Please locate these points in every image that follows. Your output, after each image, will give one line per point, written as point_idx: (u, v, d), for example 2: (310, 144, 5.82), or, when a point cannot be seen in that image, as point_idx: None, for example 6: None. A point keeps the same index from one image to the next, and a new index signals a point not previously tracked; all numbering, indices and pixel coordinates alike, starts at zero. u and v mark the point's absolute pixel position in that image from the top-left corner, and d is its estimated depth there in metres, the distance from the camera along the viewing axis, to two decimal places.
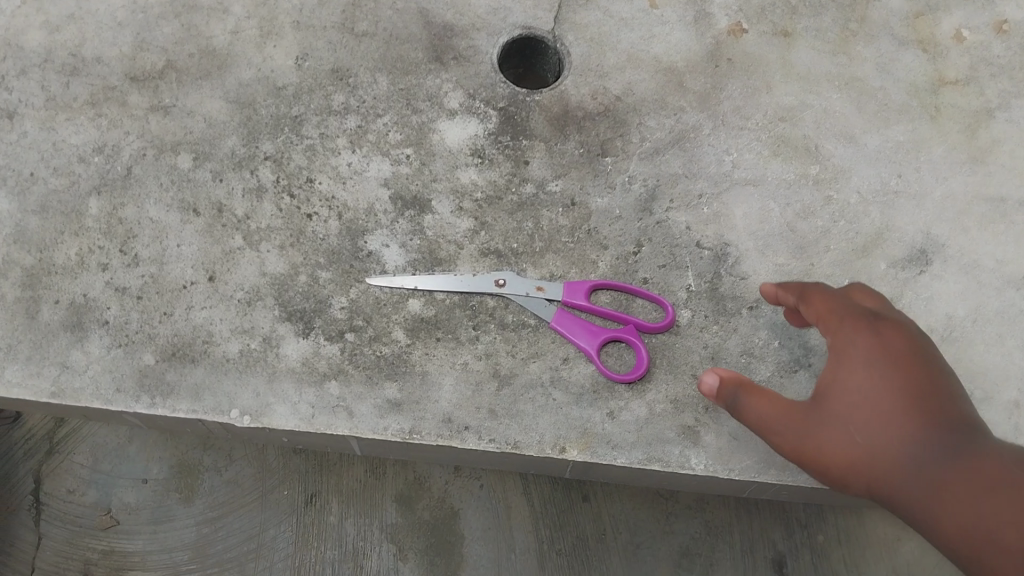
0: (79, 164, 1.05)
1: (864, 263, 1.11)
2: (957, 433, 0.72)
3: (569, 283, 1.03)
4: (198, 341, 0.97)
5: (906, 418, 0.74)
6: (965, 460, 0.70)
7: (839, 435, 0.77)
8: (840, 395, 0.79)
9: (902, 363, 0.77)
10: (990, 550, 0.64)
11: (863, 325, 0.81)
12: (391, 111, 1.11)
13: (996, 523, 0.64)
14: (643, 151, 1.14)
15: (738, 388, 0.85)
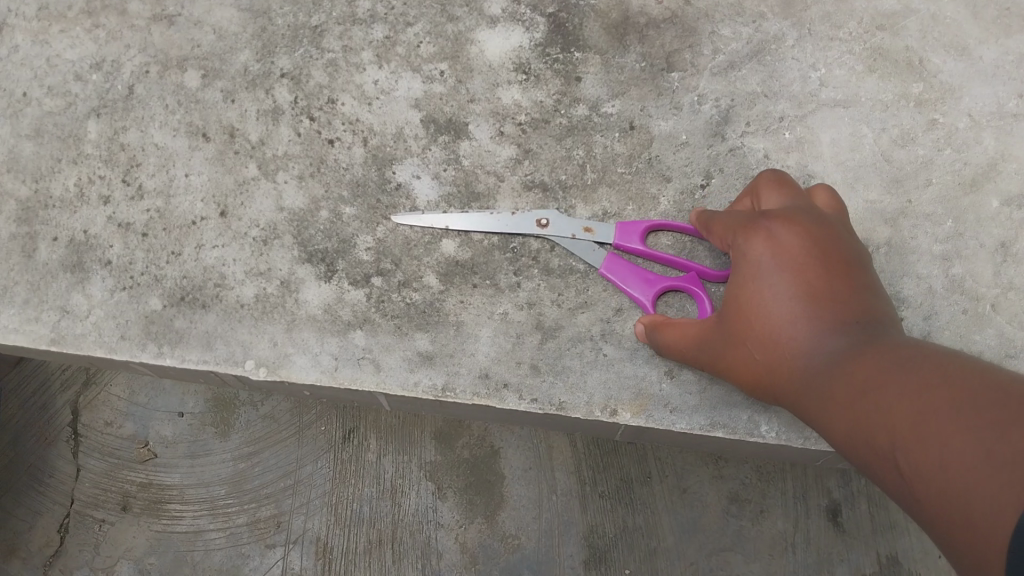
0: (75, 82, 0.94)
1: (974, 201, 0.94)
2: (858, 332, 0.63)
3: (622, 223, 0.89)
4: (210, 284, 0.88)
5: (800, 325, 0.66)
6: (854, 359, 0.60)
7: (739, 355, 0.71)
8: (729, 310, 0.72)
9: (777, 262, 0.69)
10: (872, 461, 0.54)
11: (752, 227, 0.72)
12: (423, 19, 0.96)
13: (867, 427, 0.55)
14: (715, 65, 0.97)
15: (651, 322, 0.82)
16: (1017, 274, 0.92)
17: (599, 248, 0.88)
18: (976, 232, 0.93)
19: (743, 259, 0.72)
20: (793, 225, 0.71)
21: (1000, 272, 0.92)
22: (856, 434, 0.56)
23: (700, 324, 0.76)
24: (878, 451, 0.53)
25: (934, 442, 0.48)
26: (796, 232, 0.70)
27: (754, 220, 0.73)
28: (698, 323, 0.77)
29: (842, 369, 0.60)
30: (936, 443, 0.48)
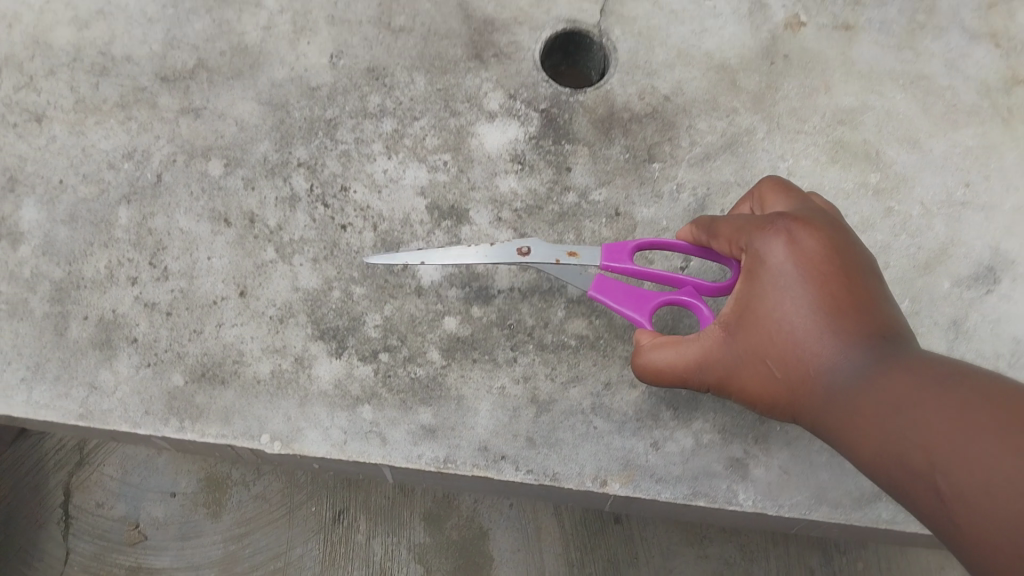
0: (109, 170, 1.02)
1: (928, 281, 1.04)
2: (875, 345, 0.68)
3: (608, 246, 0.91)
4: (228, 361, 0.94)
5: (822, 339, 0.70)
6: (877, 376, 0.65)
7: (756, 365, 0.75)
8: (745, 320, 0.76)
9: (798, 272, 0.73)
10: (903, 476, 0.59)
11: (771, 228, 0.75)
12: (428, 114, 1.06)
13: (898, 442, 0.60)
14: (693, 157, 1.06)
15: (650, 334, 0.84)
16: (969, 349, 1.01)
17: (584, 272, 0.91)
18: (931, 310, 1.02)
19: (770, 266, 0.74)
20: (809, 233, 0.74)
21: (953, 347, 1.01)
22: (886, 447, 0.61)
23: (713, 334, 0.79)
24: (906, 463, 0.59)
25: (970, 457, 0.54)
26: (816, 239, 0.74)
27: (772, 226, 0.76)
28: (710, 332, 0.80)
29: (865, 386, 0.65)
30: (955, 441, 0.55)
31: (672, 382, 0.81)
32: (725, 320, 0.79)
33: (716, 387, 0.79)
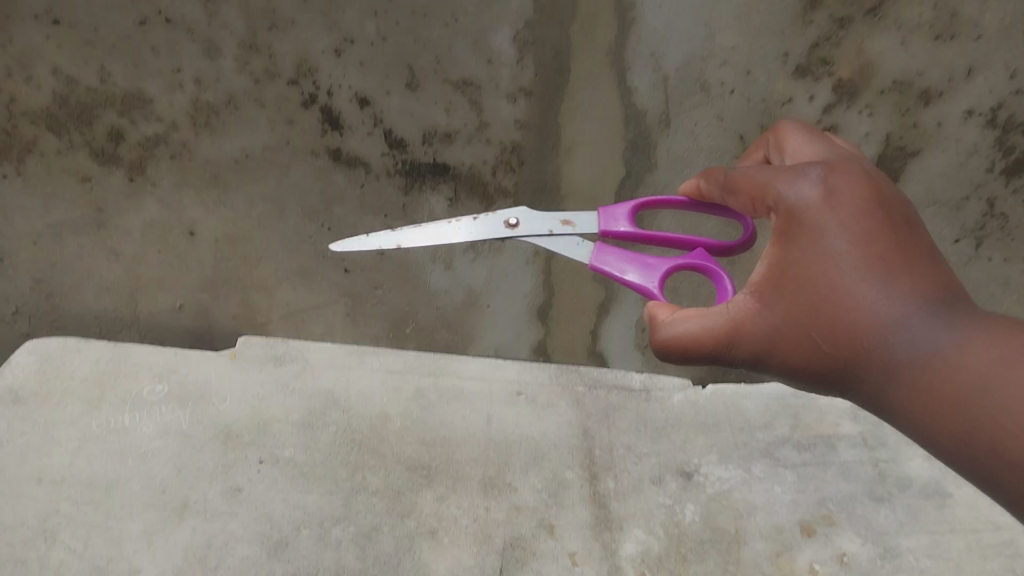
0: None
1: None
2: (945, 310, 0.79)
3: (602, 185, 1.13)
4: None
5: (865, 282, 0.80)
6: (949, 353, 0.76)
7: (820, 258, 0.82)
8: (802, 226, 0.84)
9: (867, 189, 0.84)
10: (941, 410, 0.75)
11: (804, 173, 0.85)
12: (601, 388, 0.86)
13: (941, 386, 0.76)
14: None
15: (727, 190, 0.94)
16: None
17: (583, 242, 1.10)
18: None
19: (829, 164, 0.87)
20: (855, 169, 0.86)
21: None
22: (934, 394, 0.76)
23: (756, 294, 0.86)
24: (954, 406, 0.74)
25: (982, 433, 0.71)
26: (861, 172, 0.86)
27: (807, 174, 0.85)
28: (747, 298, 0.87)
29: (936, 356, 0.77)
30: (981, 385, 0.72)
31: (707, 351, 0.87)
32: (764, 283, 0.86)
33: (754, 357, 0.86)
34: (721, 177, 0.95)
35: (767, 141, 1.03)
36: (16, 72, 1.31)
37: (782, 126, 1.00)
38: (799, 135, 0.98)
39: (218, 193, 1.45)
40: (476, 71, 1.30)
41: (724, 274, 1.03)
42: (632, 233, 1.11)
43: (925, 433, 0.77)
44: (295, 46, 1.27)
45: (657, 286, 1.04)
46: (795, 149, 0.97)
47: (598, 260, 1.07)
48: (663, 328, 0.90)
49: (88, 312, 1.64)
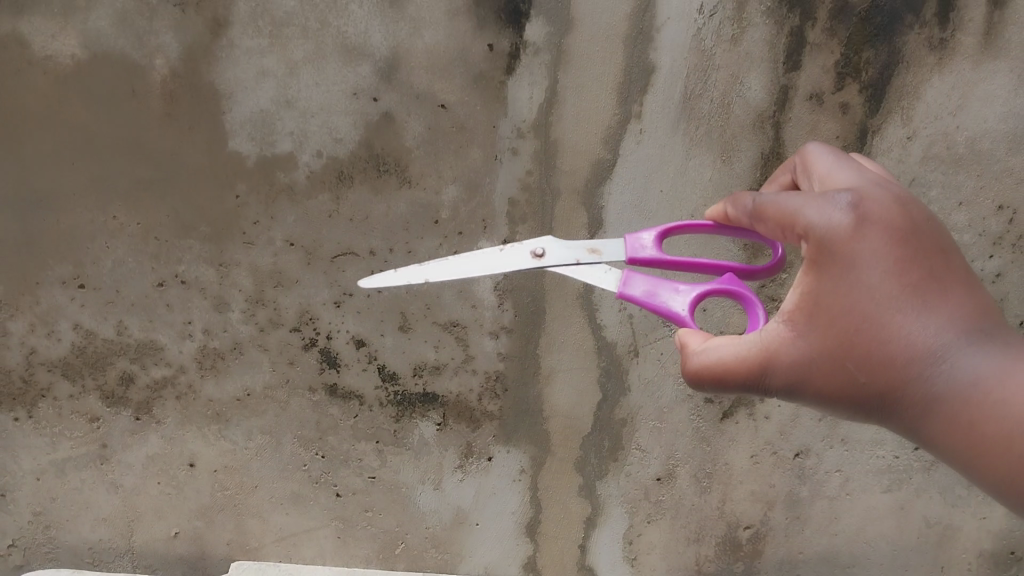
0: None
1: None
2: (981, 339, 0.77)
3: (627, 237, 1.05)
4: None
5: (902, 308, 0.78)
6: (986, 386, 0.74)
7: (853, 290, 0.79)
8: (836, 258, 0.79)
9: (900, 215, 0.80)
10: (983, 448, 0.72)
11: (852, 229, 0.79)
12: None
13: (980, 423, 0.74)
14: None
15: (755, 217, 0.87)
16: None
17: (610, 269, 1.03)
18: None
19: (858, 190, 0.81)
20: (882, 189, 0.82)
21: None
22: (971, 432, 0.74)
23: (789, 322, 0.82)
24: (991, 444, 0.72)
25: (1015, 471, 0.70)
26: (890, 194, 0.82)
27: (834, 199, 0.80)
28: (780, 327, 0.82)
29: (972, 387, 0.75)
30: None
31: (740, 380, 0.81)
32: (797, 313, 0.81)
33: (789, 387, 0.81)
34: (747, 202, 0.88)
35: (794, 163, 0.93)
36: (40, 327, 1.52)
37: (807, 148, 0.91)
38: (828, 155, 0.88)
39: (219, 428, 1.55)
40: (463, 313, 1.50)
41: (757, 301, 0.98)
42: (657, 257, 1.04)
43: (969, 467, 0.74)
44: (299, 299, 1.51)
45: (690, 314, 0.98)
46: (824, 174, 0.87)
47: (627, 291, 1.00)
48: (693, 355, 0.84)
49: (82, 542, 1.59)
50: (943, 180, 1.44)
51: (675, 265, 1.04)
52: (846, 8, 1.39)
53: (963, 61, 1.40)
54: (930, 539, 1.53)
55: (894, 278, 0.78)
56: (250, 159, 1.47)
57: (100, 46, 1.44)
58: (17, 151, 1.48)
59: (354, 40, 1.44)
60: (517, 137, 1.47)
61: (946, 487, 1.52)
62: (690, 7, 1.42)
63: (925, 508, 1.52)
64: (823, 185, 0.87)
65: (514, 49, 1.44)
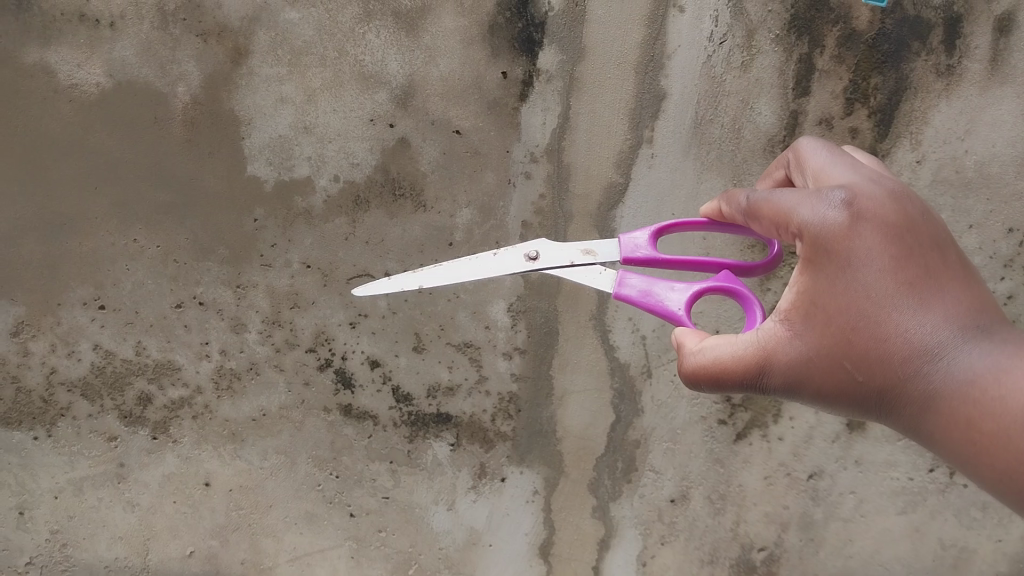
0: None
1: None
2: (980, 335, 0.74)
3: (621, 240, 1.07)
4: None
5: (898, 305, 0.76)
6: (985, 383, 0.71)
7: (849, 288, 0.77)
8: (830, 256, 0.77)
9: (897, 211, 0.78)
10: (979, 446, 0.69)
11: (847, 225, 0.77)
12: None
13: (980, 421, 0.70)
14: None
15: (749, 216, 0.86)
16: None
17: (604, 270, 1.05)
18: None
19: (851, 185, 0.79)
20: (876, 183, 0.80)
21: None
22: (971, 431, 0.71)
23: (785, 321, 0.81)
24: (991, 444, 0.68)
25: (1015, 472, 0.66)
26: (885, 189, 0.79)
27: (827, 195, 0.78)
28: (775, 326, 0.81)
29: (971, 385, 0.72)
30: None
31: (737, 379, 0.81)
32: (793, 312, 0.80)
33: (786, 386, 0.80)
34: (742, 199, 0.87)
35: (787, 157, 0.92)
36: (60, 348, 1.54)
37: (799, 143, 0.89)
38: (821, 151, 0.86)
39: (234, 448, 1.57)
40: (476, 335, 1.52)
41: (755, 298, 0.98)
42: (652, 257, 1.05)
43: (967, 469, 0.70)
44: (314, 320, 1.52)
45: (685, 312, 0.99)
46: (818, 169, 0.85)
47: (623, 291, 1.01)
48: (691, 355, 0.85)
49: (97, 560, 1.58)
50: (951, 204, 1.44)
51: (671, 264, 1.05)
52: (854, 36, 1.42)
53: (969, 86, 1.42)
54: (945, 562, 1.51)
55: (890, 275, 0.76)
56: (268, 184, 1.50)
57: (123, 74, 1.48)
58: (42, 177, 1.51)
59: (370, 68, 1.48)
60: (530, 162, 1.49)
61: (961, 509, 1.51)
62: (701, 34, 1.45)
63: (941, 530, 1.51)
64: (816, 180, 0.85)
65: (527, 75, 1.47)
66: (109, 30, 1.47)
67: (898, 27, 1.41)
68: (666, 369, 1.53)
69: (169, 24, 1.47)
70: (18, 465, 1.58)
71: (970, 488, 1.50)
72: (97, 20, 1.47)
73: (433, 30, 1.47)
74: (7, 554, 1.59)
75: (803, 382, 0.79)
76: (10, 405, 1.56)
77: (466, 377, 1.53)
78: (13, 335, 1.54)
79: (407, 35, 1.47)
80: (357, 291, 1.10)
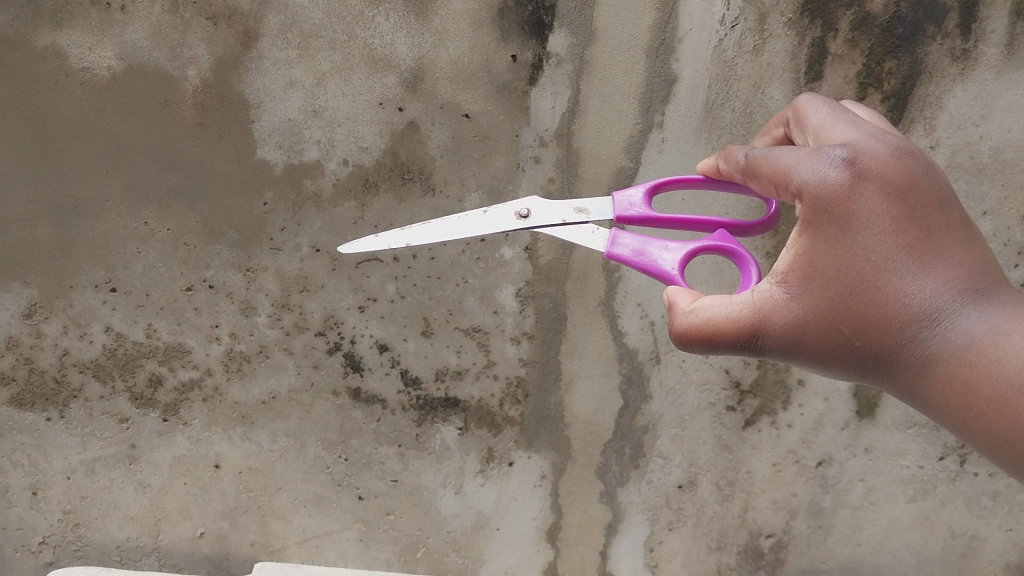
0: None
1: None
2: (978, 299, 0.79)
3: (615, 196, 1.07)
4: None
5: (898, 267, 0.80)
6: (982, 346, 0.77)
7: (848, 250, 0.80)
8: (830, 218, 0.81)
9: (898, 173, 0.81)
10: (978, 409, 0.75)
11: (849, 187, 0.80)
12: None
13: (975, 383, 0.76)
14: None
15: (748, 174, 0.89)
16: None
17: (597, 230, 1.05)
18: None
19: (853, 144, 0.82)
20: (878, 141, 0.83)
21: None
22: (967, 395, 0.76)
23: (783, 284, 0.83)
24: (986, 407, 0.74)
25: (1009, 433, 0.71)
26: (887, 147, 0.82)
27: (827, 153, 0.81)
28: (773, 288, 0.84)
29: (970, 350, 0.77)
30: None
31: (730, 339, 0.83)
32: (791, 274, 0.83)
33: (782, 348, 0.83)
34: (740, 158, 0.90)
35: (786, 115, 0.94)
36: (73, 330, 1.56)
37: (799, 100, 0.91)
38: (822, 108, 0.89)
39: (244, 430, 1.58)
40: (485, 320, 1.52)
41: (750, 257, 0.98)
42: (646, 215, 1.06)
43: (962, 430, 0.76)
44: (323, 304, 1.53)
45: (679, 272, 0.99)
46: (819, 126, 0.88)
47: (616, 250, 1.01)
48: (681, 316, 0.87)
49: (109, 540, 1.60)
50: (965, 190, 1.43)
51: (666, 223, 1.05)
52: (868, 19, 1.40)
53: (985, 70, 1.40)
54: (954, 551, 1.50)
55: (890, 238, 0.80)
56: (277, 167, 1.50)
57: (134, 57, 1.49)
58: (54, 160, 1.52)
59: (380, 51, 1.47)
60: (540, 146, 1.48)
61: (971, 498, 1.50)
62: (712, 18, 1.44)
63: (951, 518, 1.50)
64: (817, 138, 0.88)
65: (537, 59, 1.46)
66: (119, 14, 1.48)
67: (913, 10, 1.39)
68: (674, 354, 1.53)
69: (179, 8, 1.48)
70: (31, 446, 1.60)
71: (981, 476, 1.49)
72: (108, 4, 1.48)
73: (442, 13, 1.46)
74: (21, 533, 1.61)
75: (802, 344, 0.82)
76: (24, 385, 1.58)
77: (475, 361, 1.53)
78: (26, 317, 1.56)
79: (416, 18, 1.47)
80: (342, 247, 1.13)
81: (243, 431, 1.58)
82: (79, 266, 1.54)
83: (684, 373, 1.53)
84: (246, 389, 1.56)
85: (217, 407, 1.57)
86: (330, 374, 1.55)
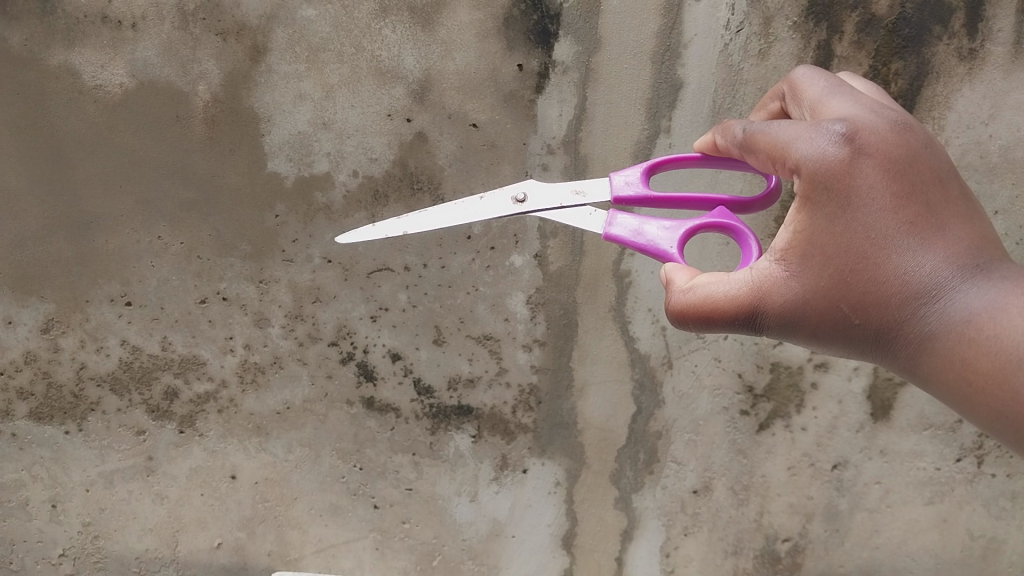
0: None
1: None
2: (977, 275, 0.79)
3: (613, 175, 1.07)
4: None
5: (896, 243, 0.80)
6: (980, 321, 0.77)
7: (848, 227, 0.80)
8: (829, 195, 0.80)
9: (897, 148, 0.81)
10: (977, 386, 0.75)
11: (848, 163, 0.80)
12: None
13: (973, 357, 0.76)
14: None
15: (745, 148, 0.88)
16: None
17: (594, 212, 1.05)
18: None
19: (852, 119, 0.81)
20: (877, 115, 0.82)
21: None
22: (966, 370, 0.77)
23: (781, 262, 0.83)
24: (984, 383, 0.74)
25: (1007, 407, 0.72)
26: (887, 121, 0.82)
27: (826, 128, 0.80)
28: (771, 266, 0.84)
29: (969, 325, 0.78)
30: None
31: (729, 318, 0.83)
32: (790, 251, 0.82)
33: (781, 326, 0.83)
34: (737, 133, 0.89)
35: (782, 90, 0.93)
36: (89, 343, 1.58)
37: (795, 74, 0.91)
38: (819, 82, 0.88)
39: (260, 441, 1.59)
40: (496, 327, 1.52)
41: (750, 233, 0.98)
42: (644, 195, 1.05)
43: (961, 405, 0.77)
44: (336, 314, 1.54)
45: (678, 250, 0.99)
46: (815, 100, 0.87)
47: (614, 231, 1.01)
48: (679, 293, 0.86)
49: (128, 552, 1.61)
50: (976, 189, 1.42)
51: (665, 202, 1.05)
52: (873, 21, 1.39)
53: (993, 69, 1.39)
54: (973, 553, 1.49)
55: (888, 212, 0.80)
56: (288, 180, 1.52)
57: (146, 74, 1.51)
58: (70, 177, 1.55)
59: (387, 63, 1.49)
60: (548, 154, 1.49)
61: (989, 500, 1.48)
62: (717, 23, 1.44)
63: (969, 520, 1.49)
64: (814, 112, 0.87)
65: (543, 67, 1.47)
66: (131, 32, 1.50)
67: (918, 11, 1.38)
68: (687, 359, 1.53)
69: (188, 24, 1.49)
70: (50, 459, 1.62)
71: (1000, 478, 1.48)
72: (119, 22, 1.50)
73: (449, 24, 1.47)
74: (41, 546, 1.63)
75: (800, 321, 0.82)
76: (42, 400, 1.60)
77: (487, 367, 1.53)
78: (44, 332, 1.58)
79: (422, 30, 1.48)
80: (340, 239, 1.11)
81: (259, 440, 1.59)
82: (94, 281, 1.56)
83: (695, 377, 1.53)
84: (261, 399, 1.57)
85: (233, 418, 1.58)
86: (344, 382, 1.56)
